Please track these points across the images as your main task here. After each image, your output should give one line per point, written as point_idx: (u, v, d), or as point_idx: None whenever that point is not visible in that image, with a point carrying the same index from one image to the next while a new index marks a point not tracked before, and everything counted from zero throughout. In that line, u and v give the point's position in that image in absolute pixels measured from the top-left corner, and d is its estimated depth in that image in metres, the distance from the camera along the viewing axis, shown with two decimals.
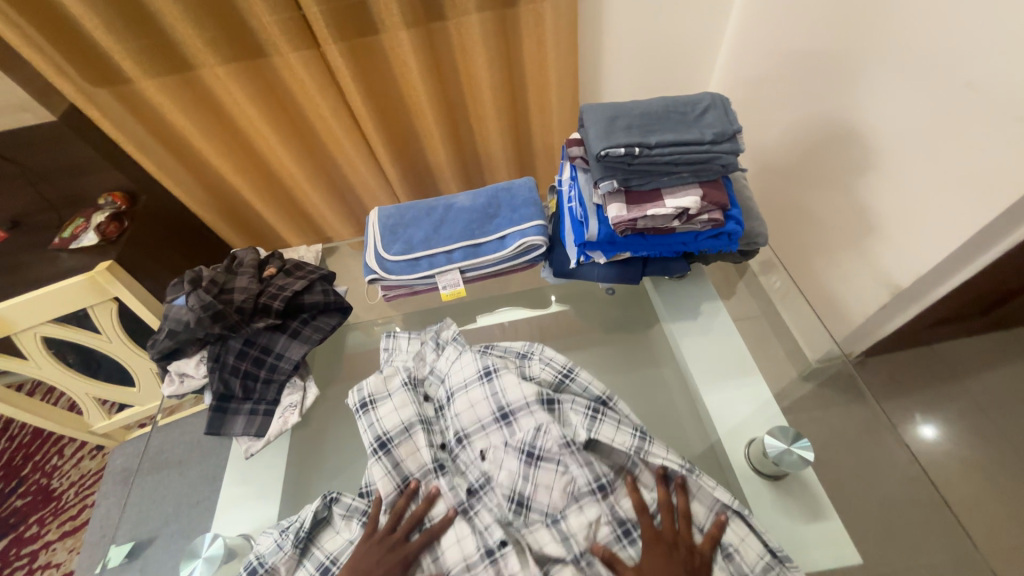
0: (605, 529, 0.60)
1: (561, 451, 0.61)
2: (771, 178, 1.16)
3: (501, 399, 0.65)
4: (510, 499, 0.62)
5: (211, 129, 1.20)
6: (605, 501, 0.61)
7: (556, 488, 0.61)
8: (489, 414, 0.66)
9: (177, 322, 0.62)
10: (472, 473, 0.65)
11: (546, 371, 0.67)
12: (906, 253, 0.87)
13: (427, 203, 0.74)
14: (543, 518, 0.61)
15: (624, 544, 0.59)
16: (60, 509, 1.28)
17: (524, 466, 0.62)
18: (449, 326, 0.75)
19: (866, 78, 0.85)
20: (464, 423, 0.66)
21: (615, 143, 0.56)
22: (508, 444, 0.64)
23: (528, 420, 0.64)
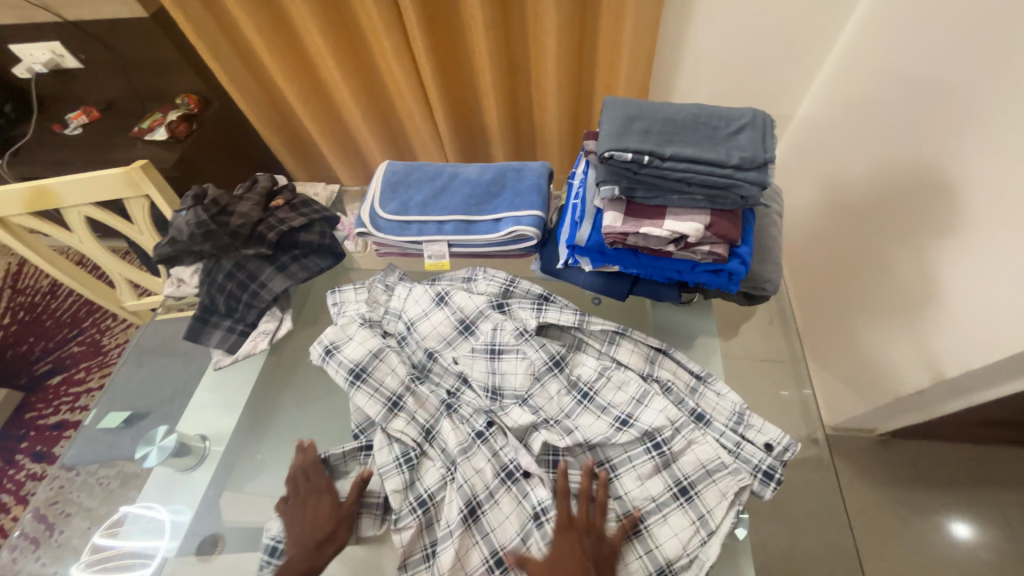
0: (568, 397, 0.62)
1: (517, 339, 0.64)
2: (838, 216, 1.01)
3: (459, 309, 0.68)
4: (484, 394, 0.64)
5: (278, 50, 1.23)
6: (565, 374, 0.63)
7: (520, 372, 0.62)
8: (450, 329, 0.67)
9: (178, 232, 0.65)
10: (447, 382, 0.66)
11: (490, 284, 0.68)
12: (966, 341, 0.74)
13: (436, 167, 0.72)
14: (513, 400, 0.62)
15: (585, 404, 0.61)
16: (104, 363, 1.48)
17: (490, 363, 0.64)
18: (388, 267, 0.76)
19: (980, 124, 0.70)
20: (429, 343, 0.67)
21: (624, 147, 0.51)
22: (474, 348, 0.65)
23: (486, 318, 0.66)
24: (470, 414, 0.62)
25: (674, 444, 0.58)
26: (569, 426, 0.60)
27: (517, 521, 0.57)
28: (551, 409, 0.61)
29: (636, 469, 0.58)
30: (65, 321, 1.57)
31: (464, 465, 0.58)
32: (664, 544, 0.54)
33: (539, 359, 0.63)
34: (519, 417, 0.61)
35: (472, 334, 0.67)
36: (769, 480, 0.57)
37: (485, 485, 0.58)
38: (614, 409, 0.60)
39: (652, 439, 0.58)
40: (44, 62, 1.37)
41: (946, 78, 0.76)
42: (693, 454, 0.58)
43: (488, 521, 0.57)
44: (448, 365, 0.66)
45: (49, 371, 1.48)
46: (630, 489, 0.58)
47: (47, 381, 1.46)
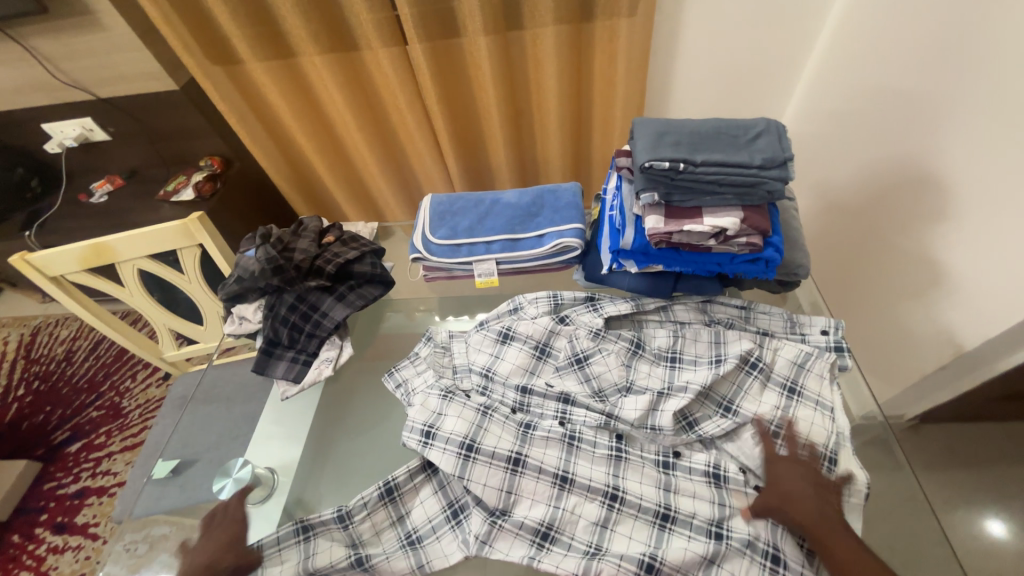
0: (661, 367, 0.67)
1: (594, 338, 0.69)
2: (836, 216, 1.10)
3: (528, 338, 0.71)
4: (591, 399, 0.66)
5: (300, 109, 1.32)
6: (648, 352, 0.68)
7: (614, 365, 0.67)
8: (529, 359, 0.70)
9: (245, 270, 0.70)
10: (550, 406, 0.67)
11: (541, 303, 0.74)
12: (978, 315, 0.80)
13: (476, 195, 0.78)
14: (619, 393, 0.66)
15: (680, 365, 0.67)
16: (125, 425, 1.46)
17: (581, 374, 0.68)
18: (428, 332, 0.79)
19: (950, 122, 0.80)
20: (516, 382, 0.69)
21: (661, 157, 0.57)
22: (560, 368, 0.69)
23: (558, 335, 0.71)
24: (595, 434, 0.65)
25: (766, 358, 0.66)
26: (680, 384, 0.64)
27: (702, 493, 0.61)
28: (654, 382, 0.66)
29: (756, 394, 0.65)
30: (83, 387, 1.56)
31: (624, 478, 0.61)
32: (807, 435, 0.61)
33: (621, 348, 0.68)
34: (636, 405, 0.63)
35: (552, 356, 0.70)
36: (841, 352, 0.67)
37: (654, 482, 0.61)
38: (703, 358, 0.67)
39: (748, 361, 0.65)
40: (74, 137, 1.45)
41: (912, 87, 0.87)
42: (782, 359, 0.66)
43: (681, 511, 0.59)
44: (544, 391, 0.68)
45: (67, 439, 1.45)
46: (756, 409, 0.64)
47: (65, 449, 1.43)
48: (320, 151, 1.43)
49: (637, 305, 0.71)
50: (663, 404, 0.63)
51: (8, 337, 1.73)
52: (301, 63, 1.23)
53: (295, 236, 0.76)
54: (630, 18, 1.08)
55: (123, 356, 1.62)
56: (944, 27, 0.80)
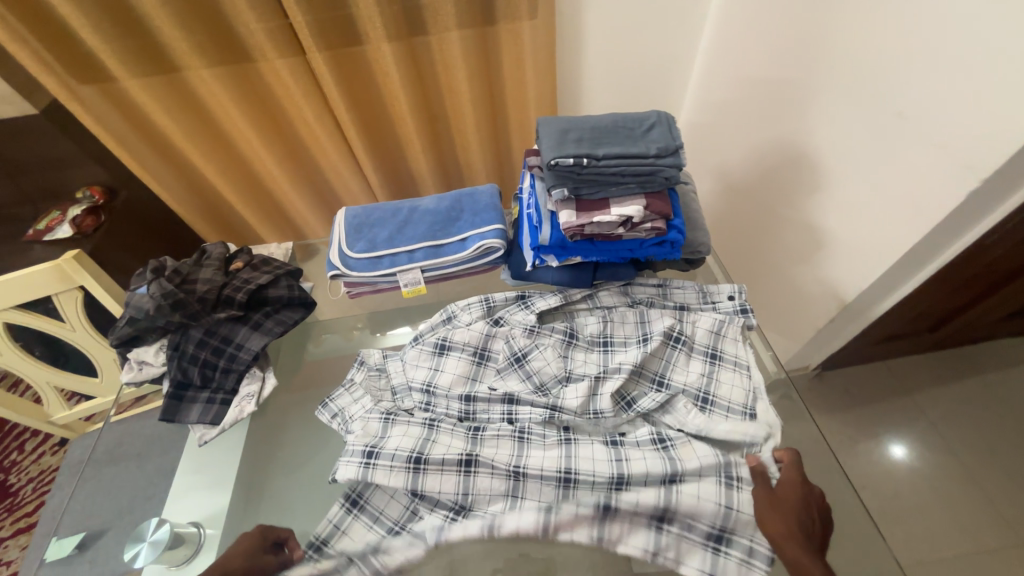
0: (596, 354, 0.70)
1: (530, 334, 0.70)
2: (735, 196, 1.21)
3: (465, 346, 0.71)
4: (534, 394, 0.67)
5: (193, 127, 1.21)
6: (580, 341, 0.71)
7: (552, 358, 0.68)
8: (469, 365, 0.69)
9: (138, 309, 0.63)
10: (495, 408, 0.67)
11: (473, 310, 0.74)
12: (852, 271, 0.92)
13: (394, 204, 0.77)
14: (559, 383, 0.67)
15: (612, 349, 0.70)
16: (16, 505, 1.26)
17: (521, 372, 0.69)
18: (360, 355, 0.75)
19: (812, 105, 0.91)
20: (458, 390, 0.68)
21: (565, 154, 0.60)
22: (501, 370, 0.70)
23: (495, 337, 0.71)
24: (542, 427, 0.65)
25: (686, 331, 0.70)
26: (614, 366, 0.67)
27: (652, 459, 0.60)
28: (590, 368, 0.68)
29: (684, 364, 0.69)
30: None
31: (575, 457, 0.61)
32: (727, 397, 0.67)
33: (557, 341, 0.70)
34: (577, 393, 0.65)
35: (492, 359, 0.70)
36: (747, 314, 0.74)
37: (606, 456, 0.61)
38: (633, 339, 0.70)
39: (672, 336, 0.70)
40: None
41: (781, 76, 0.98)
42: (700, 330, 0.71)
43: (635, 479, 0.59)
44: (488, 395, 0.67)
45: None
46: (684, 380, 0.68)
47: None
48: (222, 170, 1.32)
49: (564, 299, 0.73)
50: (601, 388, 0.66)
51: None
52: (187, 77, 1.13)
53: (196, 267, 0.69)
54: (532, 20, 1.11)
55: (4, 426, 1.39)
56: (798, 23, 0.91)
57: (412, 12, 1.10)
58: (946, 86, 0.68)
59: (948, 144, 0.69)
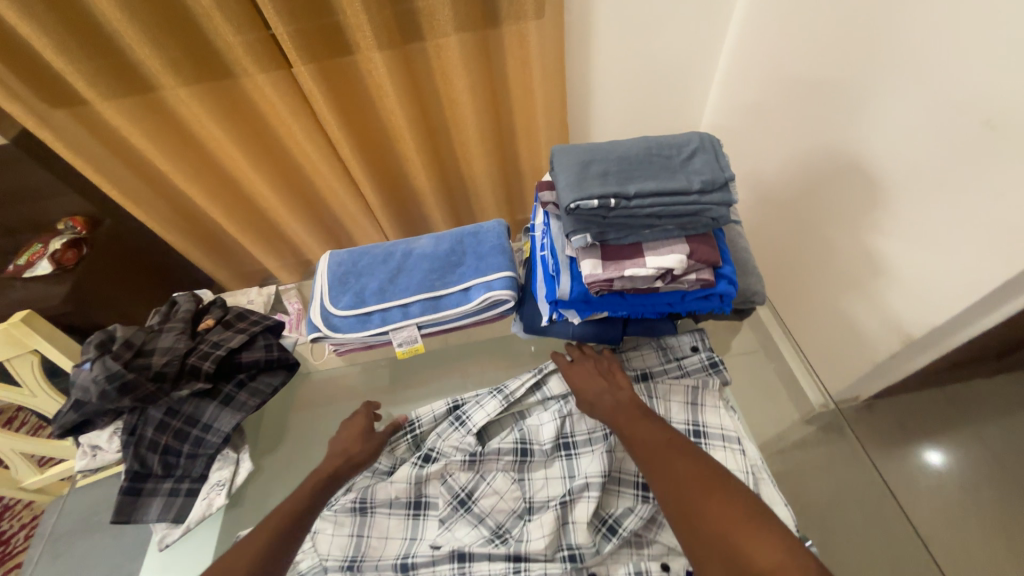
0: (557, 464, 0.66)
1: (473, 467, 0.65)
2: (770, 208, 1.09)
3: (395, 501, 0.64)
4: (489, 544, 0.61)
5: (175, 152, 1.12)
6: (528, 462, 0.66)
7: (505, 491, 0.64)
8: (406, 525, 0.64)
9: (82, 392, 0.53)
10: (443, 570, 0.61)
11: (404, 445, 0.68)
12: (920, 302, 0.79)
13: (386, 247, 0.66)
14: (519, 521, 0.63)
15: (575, 453, 0.66)
16: (5, 556, 1.12)
17: (471, 516, 0.63)
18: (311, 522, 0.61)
19: (867, 110, 0.78)
20: (388, 551, 0.62)
21: (588, 194, 0.48)
22: (445, 519, 0.64)
23: (429, 483, 0.65)
24: None
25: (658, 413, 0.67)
26: (581, 485, 0.62)
27: None
28: (554, 490, 0.64)
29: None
30: None
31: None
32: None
33: (507, 464, 0.65)
34: (539, 531, 0.60)
35: (432, 508, 0.65)
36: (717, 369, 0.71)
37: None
38: (596, 434, 0.66)
39: None
40: None
41: (825, 77, 0.85)
42: (674, 405, 0.69)
43: None
44: (431, 557, 0.61)
45: None
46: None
47: None
48: (212, 196, 1.23)
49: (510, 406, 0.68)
50: (572, 515, 0.61)
51: None
52: (165, 99, 1.03)
53: (156, 332, 0.59)
54: (539, 20, 0.99)
55: None
56: (847, 14, 0.78)
57: (405, 17, 0.99)
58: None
59: None
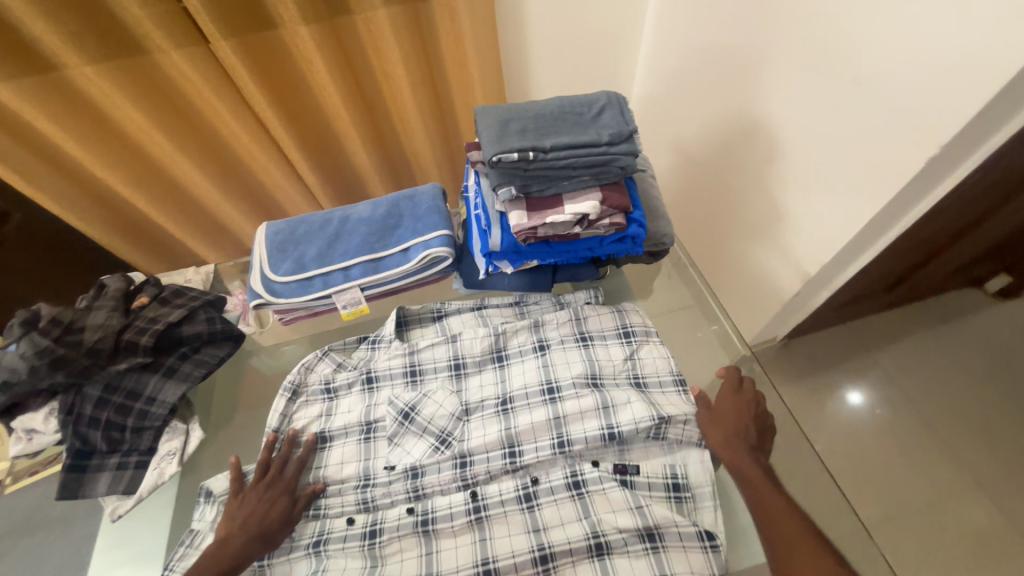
0: (491, 371, 0.62)
1: (414, 384, 0.61)
2: (693, 170, 1.18)
3: (348, 428, 0.58)
4: (437, 453, 0.56)
5: (88, 137, 1.04)
6: (465, 373, 0.62)
7: (444, 399, 0.59)
8: (357, 448, 0.57)
9: (11, 372, 0.52)
10: (399, 490, 0.55)
11: (347, 373, 0.61)
12: (814, 243, 0.91)
13: (323, 214, 0.67)
14: (462, 424, 0.58)
15: (508, 362, 0.62)
16: None
17: (415, 430, 0.58)
18: (201, 487, 0.55)
19: (764, 73, 0.87)
20: (339, 481, 0.55)
21: (508, 148, 0.53)
22: (393, 437, 0.57)
23: (375, 403, 0.59)
24: (446, 500, 0.54)
25: (585, 325, 0.64)
26: (518, 392, 0.60)
27: (569, 512, 0.52)
28: (490, 394, 0.60)
29: (603, 357, 0.62)
30: None
31: (491, 540, 0.51)
32: (656, 369, 0.61)
33: (445, 379, 0.61)
34: (483, 430, 0.57)
35: (380, 429, 0.58)
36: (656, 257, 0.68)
37: (522, 527, 0.52)
38: (529, 345, 0.63)
39: (576, 337, 0.63)
40: None
41: (731, 44, 0.93)
42: (599, 316, 0.64)
43: (555, 543, 0.50)
44: (386, 478, 0.55)
45: None
46: (612, 370, 0.61)
47: None
48: (136, 184, 1.16)
49: (445, 328, 0.65)
50: (513, 420, 0.58)
51: None
52: (69, 78, 0.96)
53: (86, 310, 0.59)
54: None
55: None
56: None
57: None
58: (912, 50, 0.63)
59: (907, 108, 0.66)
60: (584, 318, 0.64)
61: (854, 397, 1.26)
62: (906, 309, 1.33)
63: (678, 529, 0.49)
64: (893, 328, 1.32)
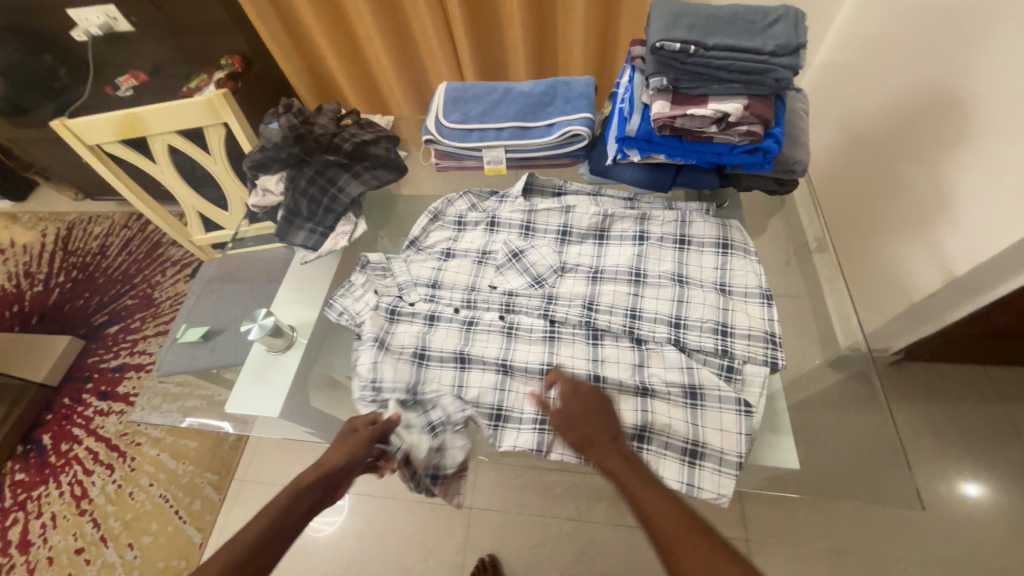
0: (591, 245, 0.71)
1: (526, 235, 0.73)
2: (854, 148, 1.08)
3: (468, 251, 0.73)
4: (532, 287, 0.68)
5: (320, 7, 1.24)
6: (568, 240, 0.71)
7: (547, 252, 0.70)
8: (471, 266, 0.71)
9: (268, 140, 0.74)
10: (495, 303, 0.68)
11: (477, 213, 0.75)
12: (972, 243, 0.82)
13: (490, 84, 0.80)
14: (556, 274, 0.69)
15: (607, 241, 0.70)
16: (158, 314, 1.55)
17: (519, 267, 0.70)
18: (362, 258, 0.73)
19: (985, 40, 0.76)
20: (454, 284, 0.70)
21: (672, 38, 0.58)
22: (500, 266, 0.70)
23: (493, 240, 0.73)
24: (530, 320, 0.66)
25: (687, 230, 0.69)
26: (610, 264, 0.68)
27: (626, 359, 0.62)
28: (586, 260, 0.70)
29: (696, 260, 0.67)
30: (118, 279, 1.64)
31: (558, 354, 0.63)
32: (745, 284, 0.64)
33: (551, 240, 0.72)
34: (574, 283, 0.68)
35: (492, 258, 0.71)
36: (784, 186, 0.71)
37: (585, 354, 0.62)
38: (631, 233, 0.70)
39: (676, 238, 0.69)
40: (99, 26, 1.31)
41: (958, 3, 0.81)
42: (704, 225, 0.69)
43: (608, 375, 0.60)
44: (489, 293, 0.69)
45: (106, 322, 1.55)
46: (700, 275, 0.66)
47: (105, 330, 1.53)
48: (339, 56, 1.36)
49: (562, 201, 0.74)
50: (599, 283, 0.67)
51: (44, 231, 1.79)
52: None
53: (315, 113, 0.78)
54: None
55: (152, 252, 1.69)
56: None
57: None
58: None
59: None
60: (690, 223, 0.69)
61: (970, 483, 1.06)
62: None
63: (719, 393, 0.57)
64: None
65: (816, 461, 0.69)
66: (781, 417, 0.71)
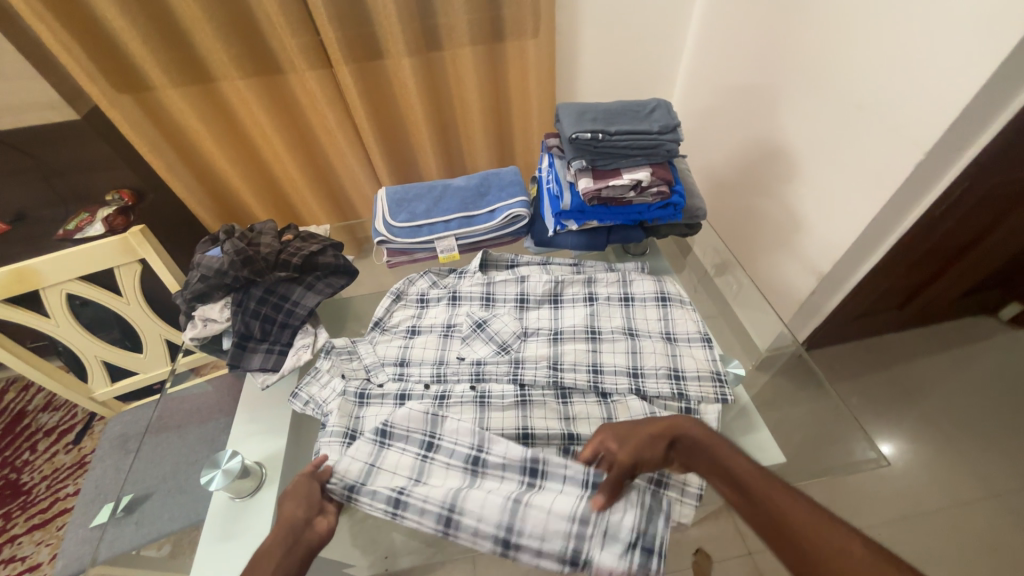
0: (548, 308, 0.77)
1: (487, 306, 0.77)
2: (720, 190, 1.35)
3: (431, 328, 0.75)
4: (499, 355, 0.72)
5: (224, 134, 1.25)
6: (525, 307, 0.77)
7: (509, 321, 0.75)
8: (438, 341, 0.74)
9: (209, 267, 0.71)
10: (465, 375, 0.71)
11: (437, 290, 0.78)
12: (826, 247, 1.04)
13: (427, 183, 0.87)
14: (519, 340, 0.73)
15: (562, 304, 0.77)
16: (30, 503, 1.23)
17: (484, 337, 0.74)
18: (326, 343, 0.73)
19: (786, 105, 1.04)
20: (424, 361, 0.72)
21: (584, 129, 0.72)
22: (466, 338, 0.73)
23: (456, 314, 0.76)
24: (502, 387, 0.69)
25: (631, 288, 0.78)
26: (565, 324, 0.75)
27: (595, 412, 0.67)
28: (545, 323, 0.76)
29: (642, 314, 0.76)
30: None
31: (532, 417, 0.66)
32: (687, 330, 0.73)
33: (511, 308, 0.77)
34: (537, 347, 0.72)
35: (458, 331, 0.74)
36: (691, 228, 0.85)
37: (556, 415, 0.66)
38: (581, 296, 0.78)
39: (620, 296, 0.78)
40: None
41: (758, 82, 1.11)
42: (645, 284, 0.78)
43: (582, 433, 0.64)
44: (458, 366, 0.71)
45: None
46: (646, 326, 0.75)
47: None
48: (246, 176, 1.36)
49: (516, 272, 0.81)
50: (559, 344, 0.73)
51: None
52: (222, 88, 1.17)
53: (255, 234, 0.77)
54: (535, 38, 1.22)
55: (13, 427, 1.37)
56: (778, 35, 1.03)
57: (430, 30, 1.19)
58: (910, 80, 0.78)
59: (910, 130, 0.80)
60: (630, 281, 0.79)
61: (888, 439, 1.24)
62: (914, 331, 1.43)
63: None
64: (904, 348, 1.41)
65: (789, 454, 0.77)
66: (756, 421, 0.80)
